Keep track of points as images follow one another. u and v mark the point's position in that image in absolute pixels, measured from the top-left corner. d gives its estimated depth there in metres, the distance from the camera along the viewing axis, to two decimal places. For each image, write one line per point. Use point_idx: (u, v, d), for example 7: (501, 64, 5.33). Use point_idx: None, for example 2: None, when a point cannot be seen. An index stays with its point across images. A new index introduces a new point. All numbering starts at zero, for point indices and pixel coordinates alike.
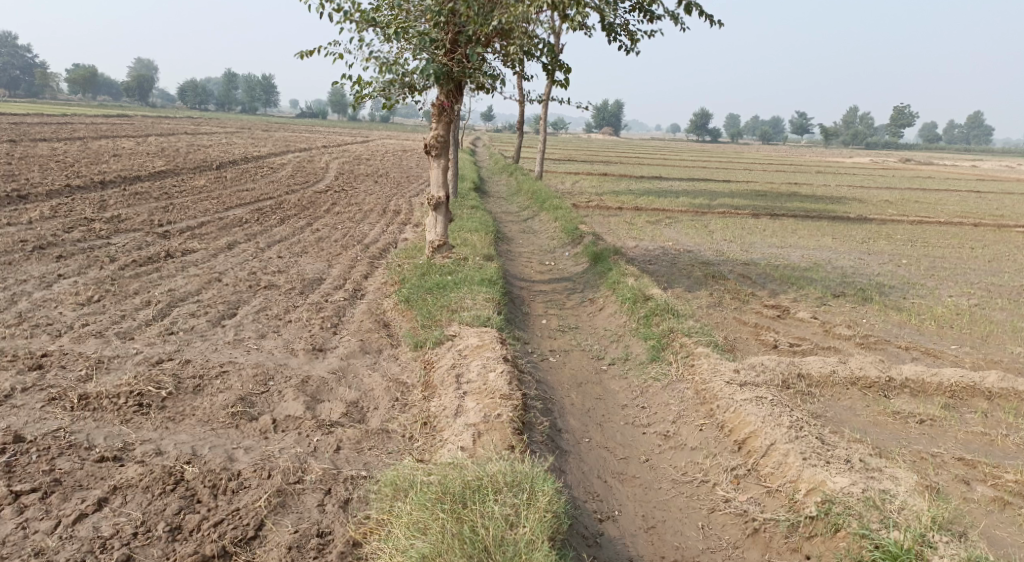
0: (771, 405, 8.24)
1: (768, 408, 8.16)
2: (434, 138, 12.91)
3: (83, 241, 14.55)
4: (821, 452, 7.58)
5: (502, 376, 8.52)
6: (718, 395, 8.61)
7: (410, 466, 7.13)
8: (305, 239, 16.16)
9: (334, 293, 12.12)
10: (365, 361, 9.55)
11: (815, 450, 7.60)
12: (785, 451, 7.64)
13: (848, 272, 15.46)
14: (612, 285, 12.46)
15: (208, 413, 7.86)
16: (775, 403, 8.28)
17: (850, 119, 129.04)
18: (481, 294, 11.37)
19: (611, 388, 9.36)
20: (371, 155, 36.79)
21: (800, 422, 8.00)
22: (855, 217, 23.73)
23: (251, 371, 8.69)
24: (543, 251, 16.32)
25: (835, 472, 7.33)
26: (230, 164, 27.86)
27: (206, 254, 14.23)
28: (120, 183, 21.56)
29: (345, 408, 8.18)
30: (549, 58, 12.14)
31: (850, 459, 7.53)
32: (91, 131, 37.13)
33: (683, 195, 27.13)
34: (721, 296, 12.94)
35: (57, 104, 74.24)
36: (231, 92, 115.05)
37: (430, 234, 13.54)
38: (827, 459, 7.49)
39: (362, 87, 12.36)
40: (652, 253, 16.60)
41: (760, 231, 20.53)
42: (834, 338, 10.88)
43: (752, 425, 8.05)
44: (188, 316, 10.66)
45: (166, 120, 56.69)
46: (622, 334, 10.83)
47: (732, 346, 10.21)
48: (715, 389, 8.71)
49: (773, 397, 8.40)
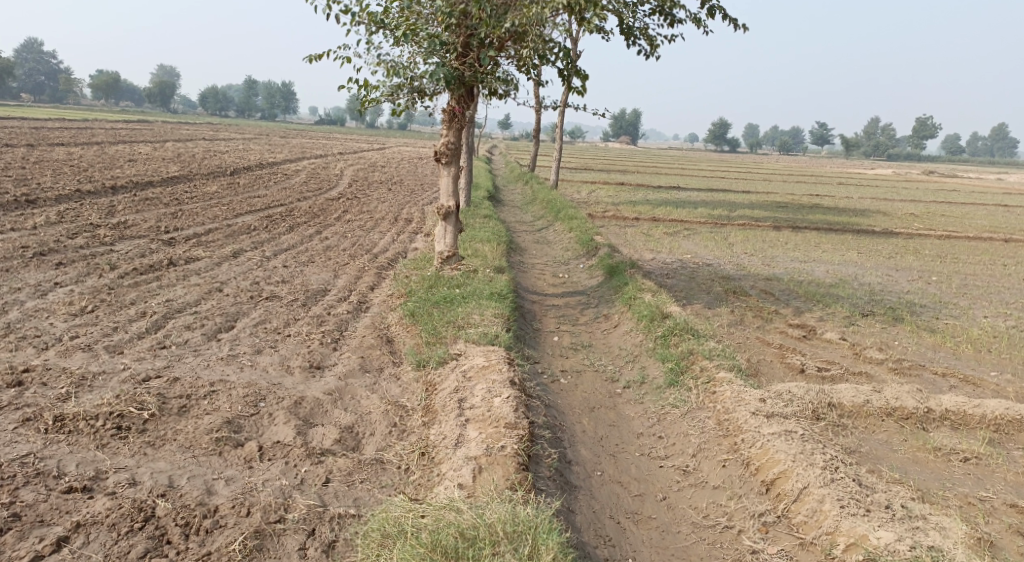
0: (802, 441, 7.62)
1: (799, 445, 7.55)
2: (444, 145, 12.33)
3: (86, 247, 14.08)
4: (859, 499, 6.95)
5: (508, 402, 7.93)
6: (743, 428, 7.99)
7: (402, 507, 6.56)
8: (313, 248, 15.64)
9: (337, 306, 11.57)
10: (364, 381, 8.99)
11: (853, 496, 6.97)
12: (821, 497, 7.01)
13: (876, 289, 14.81)
14: (629, 301, 11.86)
15: (190, 439, 7.32)
16: (806, 439, 7.66)
17: (870, 131, 127.71)
18: (490, 310, 10.79)
19: (625, 413, 8.75)
20: (387, 162, 36.37)
21: (835, 462, 7.37)
22: (881, 231, 23.03)
23: (241, 390, 8.14)
24: (556, 263, 15.75)
25: (877, 525, 6.71)
26: (245, 170, 27.45)
27: (210, 262, 13.72)
28: (131, 187, 21.13)
29: (339, 434, 7.62)
30: (564, 63, 11.57)
31: (891, 507, 6.91)
32: (111, 136, 36.95)
33: (702, 206, 26.48)
34: (743, 314, 12.31)
35: (80, 109, 74.59)
36: (252, 99, 115.45)
37: (439, 245, 12.97)
38: (867, 508, 6.87)
39: (369, 91, 11.82)
40: (670, 266, 15.98)
41: (782, 244, 19.88)
42: (865, 363, 10.27)
43: (781, 465, 7.43)
44: (182, 329, 10.12)
45: (187, 127, 56.65)
46: (638, 354, 10.22)
47: (756, 370, 9.58)
48: (739, 420, 8.09)
49: (803, 431, 7.77)
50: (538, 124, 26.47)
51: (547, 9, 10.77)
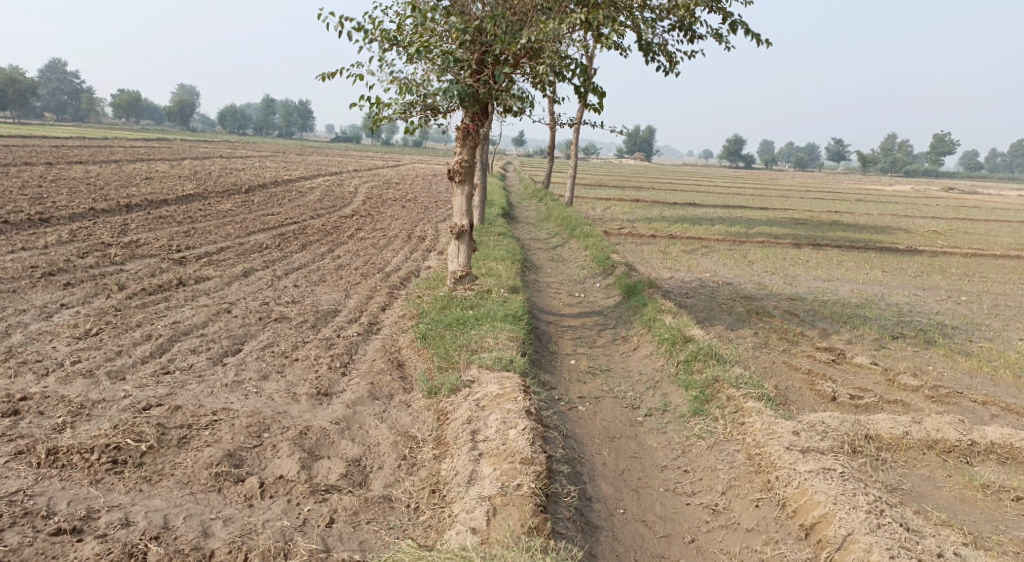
0: (842, 481, 7.18)
1: (840, 486, 7.11)
2: (458, 163, 11.97)
3: (96, 267, 13.77)
4: (909, 548, 6.54)
5: (524, 434, 7.50)
6: (776, 465, 7.54)
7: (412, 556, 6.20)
8: (325, 266, 15.28)
9: (347, 327, 11.19)
10: (373, 409, 8.58)
11: (902, 546, 6.54)
12: (868, 546, 6.57)
13: (904, 310, 14.34)
14: (649, 323, 11.42)
15: (188, 474, 6.95)
16: (847, 478, 7.23)
17: (887, 145, 126.73)
18: (505, 333, 10.37)
19: (647, 444, 8.31)
20: (401, 179, 36.09)
21: (879, 504, 6.95)
22: (905, 248, 22.50)
23: (244, 419, 7.73)
24: (572, 282, 15.34)
25: None
26: (259, 188, 27.19)
27: (220, 282, 13.38)
28: (145, 205, 20.89)
29: (345, 468, 7.22)
30: (582, 80, 11.21)
31: (944, 556, 6.51)
32: (128, 154, 36.83)
33: (720, 223, 26.02)
34: (767, 336, 11.87)
35: (99, 127, 74.88)
36: (269, 117, 115.89)
37: (452, 264, 12.59)
38: (918, 558, 6.46)
39: (381, 109, 11.50)
40: (689, 285, 15.53)
41: (804, 262, 19.40)
42: (900, 390, 9.93)
43: (822, 508, 6.98)
44: (188, 353, 9.75)
45: (204, 144, 56.64)
46: (659, 379, 9.78)
47: (786, 398, 9.22)
48: (772, 455, 7.64)
49: (842, 470, 7.34)
50: (553, 141, 26.11)
51: (563, 24, 10.43)
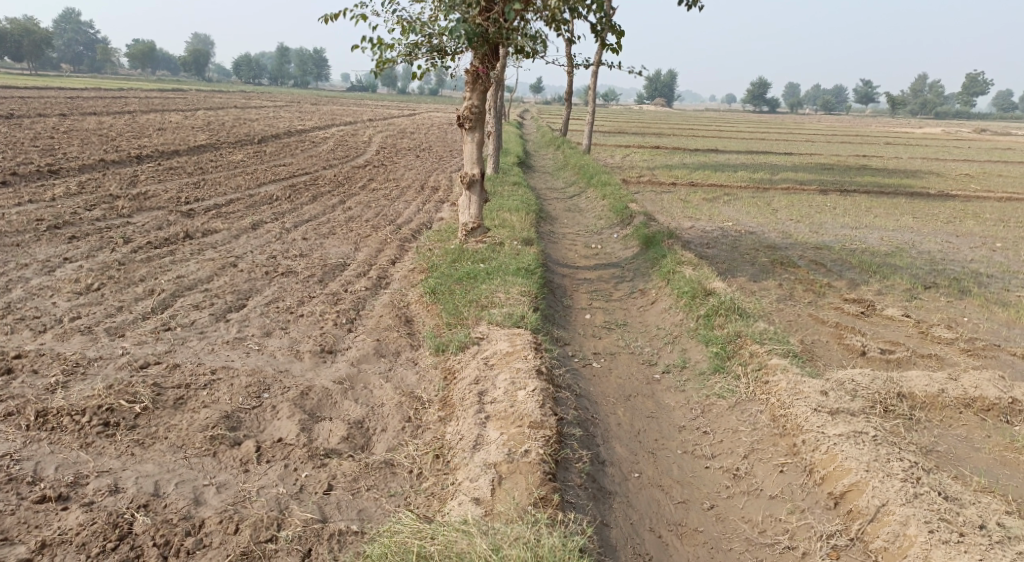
0: (874, 446, 6.78)
1: (872, 451, 6.71)
2: (468, 109, 11.43)
3: (102, 219, 13.43)
4: (950, 520, 6.15)
5: (534, 396, 7.13)
6: (803, 427, 7.14)
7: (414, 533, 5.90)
8: (336, 218, 14.87)
9: (356, 282, 10.81)
10: (378, 367, 8.24)
11: (941, 518, 6.16)
12: (905, 519, 6.19)
13: (936, 258, 13.82)
14: (667, 275, 10.96)
15: (182, 437, 6.64)
16: (879, 442, 6.83)
17: (915, 88, 123.82)
18: (517, 286, 9.95)
19: (664, 403, 7.94)
20: (416, 129, 35.48)
21: (915, 471, 6.55)
22: (935, 193, 21.80)
23: (244, 378, 7.40)
24: (589, 232, 14.89)
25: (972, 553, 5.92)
26: (273, 138, 26.71)
27: (227, 235, 13.01)
28: (156, 156, 20.49)
29: (346, 430, 6.89)
30: (597, 17, 10.66)
31: (987, 528, 6.13)
32: (142, 105, 36.35)
33: (743, 169, 25.32)
34: (792, 287, 11.42)
35: (115, 78, 74.50)
36: (285, 67, 115.17)
37: (464, 216, 12.13)
38: (959, 532, 6.07)
39: (384, 51, 10.99)
40: (710, 234, 15.04)
41: (830, 209, 18.81)
42: (933, 343, 9.52)
43: (853, 475, 6.59)
44: (190, 308, 9.39)
45: (221, 95, 56.13)
46: (678, 334, 9.36)
47: (812, 354, 8.82)
48: (799, 417, 7.22)
49: (875, 433, 6.93)
50: (570, 87, 25.39)
51: None
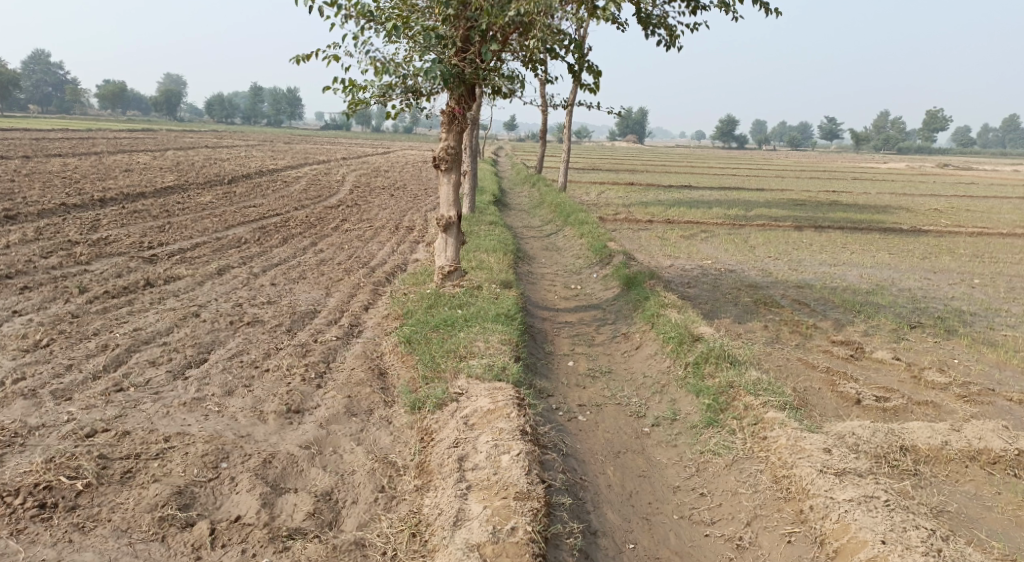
0: (889, 513, 6.35)
1: (886, 520, 6.29)
2: (444, 150, 10.98)
3: (58, 267, 12.80)
4: None
5: (519, 462, 6.77)
6: (809, 491, 6.70)
7: None
8: (306, 262, 14.33)
9: (326, 331, 10.25)
10: (350, 428, 7.69)
11: None
12: None
13: (918, 295, 13.54)
14: (651, 319, 10.51)
15: (127, 519, 6.38)
16: (893, 508, 6.40)
17: (880, 122, 125.50)
18: (497, 335, 9.45)
19: (656, 459, 7.50)
20: (390, 166, 35.02)
21: (934, 542, 6.13)
22: (909, 227, 21.66)
23: (199, 447, 7.12)
24: (567, 272, 14.47)
25: None
26: (243, 178, 26.14)
27: (190, 281, 12.44)
28: (119, 198, 19.86)
29: (312, 504, 6.59)
30: (575, 57, 10.33)
31: None
32: (110, 145, 35.56)
33: (717, 206, 25.11)
34: (778, 329, 11.02)
35: (83, 118, 73.47)
36: (256, 106, 114.74)
37: (440, 259, 11.63)
38: None
39: (356, 92, 10.54)
40: (690, 273, 14.68)
41: (807, 246, 18.54)
42: (927, 388, 9.13)
43: (869, 548, 6.15)
44: (146, 365, 8.79)
45: (191, 134, 55.38)
46: (666, 383, 8.90)
47: (806, 403, 8.36)
48: (804, 480, 6.79)
49: (887, 497, 6.50)
50: (544, 125, 25.10)
51: None
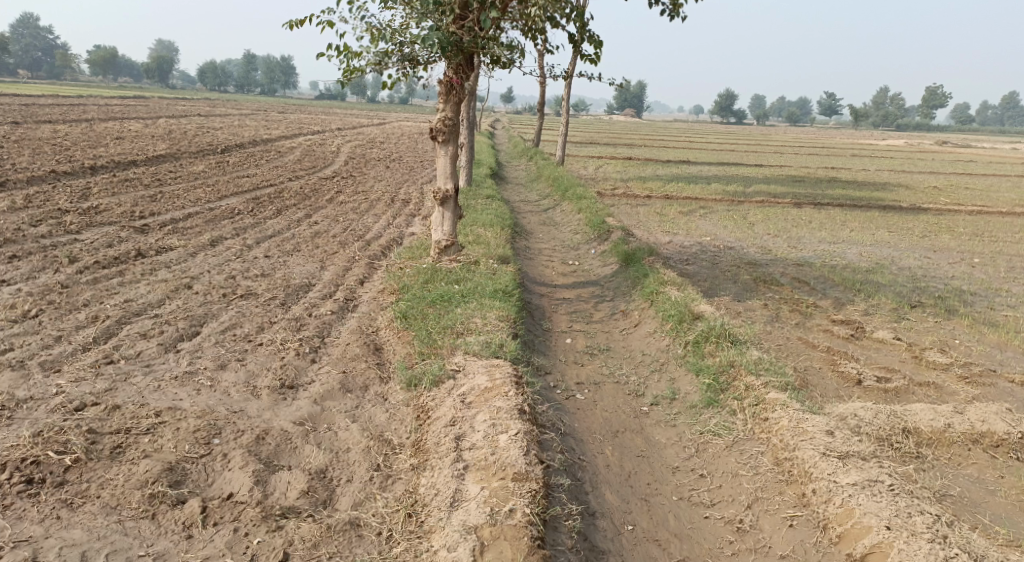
0: (894, 498, 6.28)
1: (891, 505, 6.22)
2: (441, 121, 10.79)
3: (49, 236, 12.61)
4: None
5: (517, 442, 6.68)
6: (812, 475, 6.62)
7: None
8: (300, 234, 14.14)
9: (321, 305, 10.11)
10: (344, 404, 7.57)
11: None
12: None
13: (918, 274, 13.41)
14: (650, 297, 10.37)
15: (117, 496, 6.27)
16: (897, 494, 6.33)
17: (878, 99, 124.93)
18: (494, 311, 9.31)
19: (655, 439, 7.41)
20: (386, 138, 34.69)
21: (939, 528, 6.05)
22: (907, 206, 21.52)
23: (192, 422, 7.00)
24: (565, 247, 14.31)
25: None
26: (237, 148, 25.84)
27: (183, 252, 12.26)
28: (111, 167, 19.61)
29: (306, 483, 6.48)
30: (576, 27, 10.13)
31: None
32: (103, 113, 35.18)
33: (715, 181, 24.92)
34: (778, 307, 10.89)
35: (75, 86, 72.78)
36: (252, 75, 113.83)
37: (436, 233, 11.46)
38: None
39: (352, 59, 10.34)
40: (689, 250, 14.53)
41: (805, 223, 18.38)
42: (928, 369, 9.02)
43: (874, 534, 6.08)
44: (137, 337, 8.65)
45: (185, 102, 54.90)
46: (665, 362, 8.78)
47: (807, 384, 8.26)
48: (807, 463, 6.71)
49: (892, 482, 6.43)
50: (542, 98, 24.84)
51: None
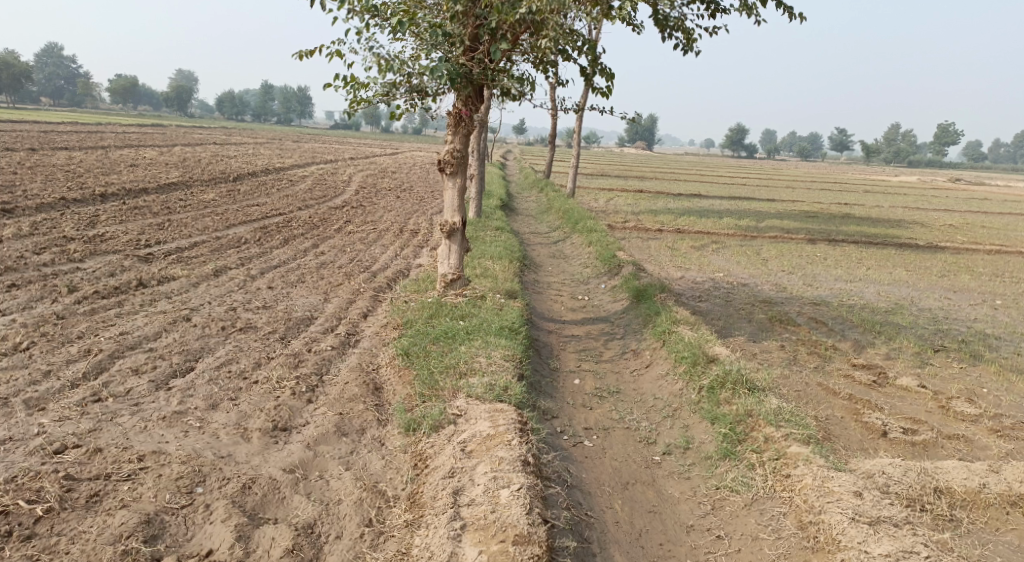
0: None
1: None
2: (449, 153, 10.45)
3: (50, 264, 12.29)
4: None
5: (518, 500, 6.35)
6: (841, 543, 6.26)
7: None
8: (305, 264, 13.79)
9: (321, 340, 9.71)
10: (339, 450, 7.14)
11: None
12: None
13: (940, 316, 12.95)
14: (662, 336, 9.92)
15: (87, 552, 6.01)
16: None
17: (891, 135, 124.68)
18: (499, 350, 8.88)
19: (667, 493, 7.03)
20: (398, 168, 34.50)
21: None
22: (924, 244, 21.05)
23: (175, 468, 6.70)
24: (574, 281, 13.92)
25: None
26: (248, 176, 25.61)
27: (185, 282, 11.91)
28: (120, 194, 19.36)
29: (292, 539, 6.22)
30: (589, 59, 9.81)
31: None
32: (118, 139, 35.09)
33: (728, 216, 24.51)
34: (796, 349, 10.44)
35: (92, 111, 73.19)
36: (267, 103, 114.52)
37: (442, 267, 11.06)
38: None
39: (359, 89, 10.05)
40: (702, 286, 14.11)
41: (821, 260, 17.95)
42: (956, 420, 8.56)
43: None
44: (128, 373, 8.21)
45: (199, 130, 55.01)
46: (678, 408, 8.33)
47: (829, 435, 7.83)
48: (834, 529, 6.35)
49: (928, 554, 6.06)
50: (553, 129, 24.56)
51: None
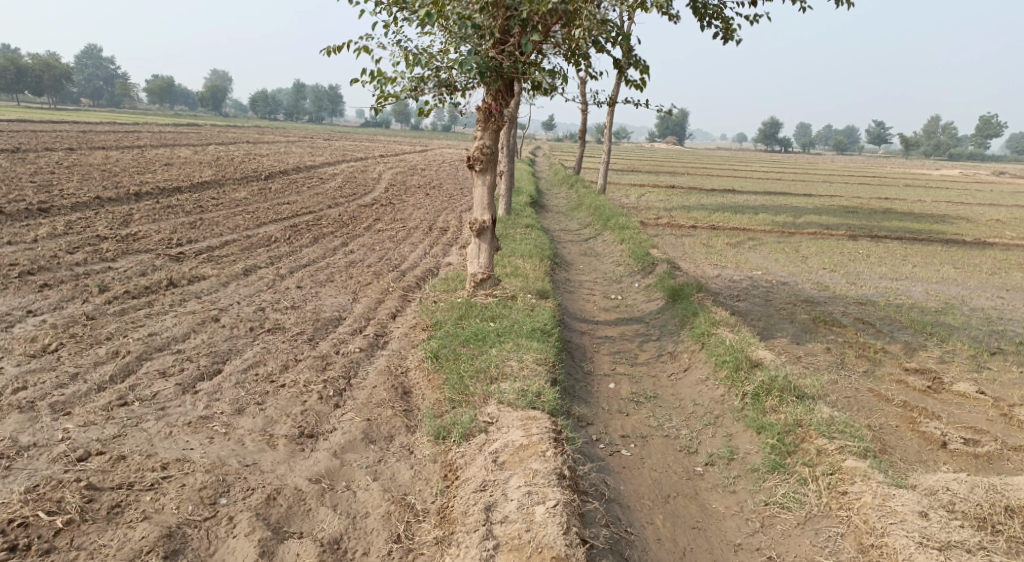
0: None
1: None
2: (479, 149, 10.12)
3: (81, 264, 12.14)
4: None
5: (556, 517, 6.03)
6: None
7: None
8: (335, 263, 13.53)
9: (349, 341, 9.42)
10: (366, 458, 6.86)
11: None
12: None
13: (992, 316, 12.40)
14: (701, 338, 9.51)
15: None
16: None
17: (930, 128, 122.38)
18: (532, 353, 8.53)
19: (711, 508, 6.68)
20: (429, 165, 34.25)
21: None
22: (971, 240, 20.38)
23: (199, 478, 6.45)
24: (607, 280, 13.54)
25: None
26: (280, 174, 25.45)
27: (215, 282, 11.69)
28: (154, 193, 19.26)
29: (318, 556, 5.95)
30: (623, 51, 9.43)
31: None
32: (154, 139, 35.16)
33: (765, 211, 23.97)
34: (843, 351, 9.99)
35: (129, 112, 73.85)
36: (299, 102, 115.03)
37: (472, 266, 10.72)
38: None
39: (386, 84, 9.76)
40: (739, 285, 13.66)
41: (863, 257, 17.40)
42: (1018, 430, 8.09)
43: None
44: (155, 375, 7.96)
45: (232, 128, 55.18)
46: (720, 415, 7.93)
47: (884, 446, 7.41)
48: (899, 554, 6.00)
49: None
50: (585, 124, 24.15)
51: None
